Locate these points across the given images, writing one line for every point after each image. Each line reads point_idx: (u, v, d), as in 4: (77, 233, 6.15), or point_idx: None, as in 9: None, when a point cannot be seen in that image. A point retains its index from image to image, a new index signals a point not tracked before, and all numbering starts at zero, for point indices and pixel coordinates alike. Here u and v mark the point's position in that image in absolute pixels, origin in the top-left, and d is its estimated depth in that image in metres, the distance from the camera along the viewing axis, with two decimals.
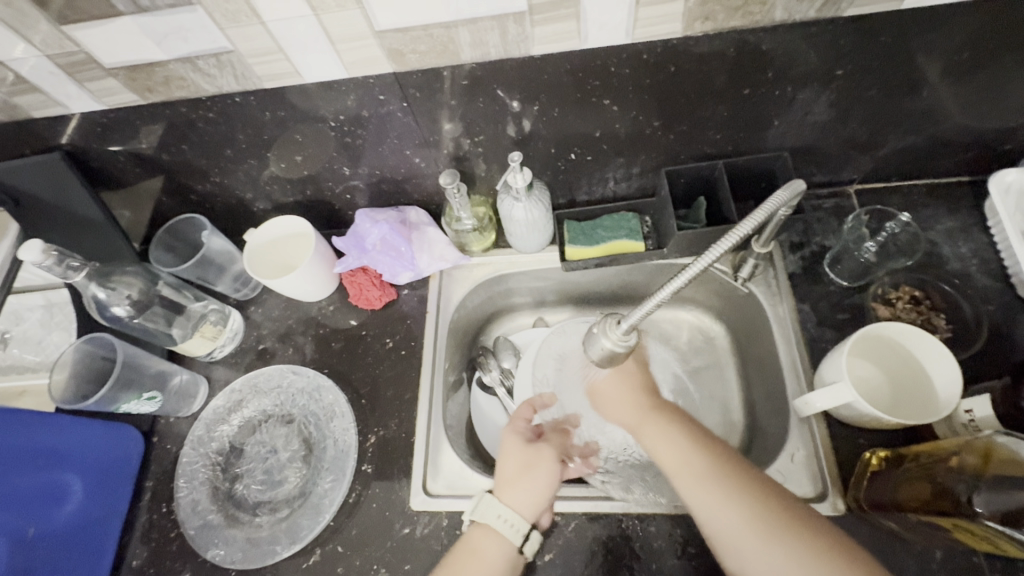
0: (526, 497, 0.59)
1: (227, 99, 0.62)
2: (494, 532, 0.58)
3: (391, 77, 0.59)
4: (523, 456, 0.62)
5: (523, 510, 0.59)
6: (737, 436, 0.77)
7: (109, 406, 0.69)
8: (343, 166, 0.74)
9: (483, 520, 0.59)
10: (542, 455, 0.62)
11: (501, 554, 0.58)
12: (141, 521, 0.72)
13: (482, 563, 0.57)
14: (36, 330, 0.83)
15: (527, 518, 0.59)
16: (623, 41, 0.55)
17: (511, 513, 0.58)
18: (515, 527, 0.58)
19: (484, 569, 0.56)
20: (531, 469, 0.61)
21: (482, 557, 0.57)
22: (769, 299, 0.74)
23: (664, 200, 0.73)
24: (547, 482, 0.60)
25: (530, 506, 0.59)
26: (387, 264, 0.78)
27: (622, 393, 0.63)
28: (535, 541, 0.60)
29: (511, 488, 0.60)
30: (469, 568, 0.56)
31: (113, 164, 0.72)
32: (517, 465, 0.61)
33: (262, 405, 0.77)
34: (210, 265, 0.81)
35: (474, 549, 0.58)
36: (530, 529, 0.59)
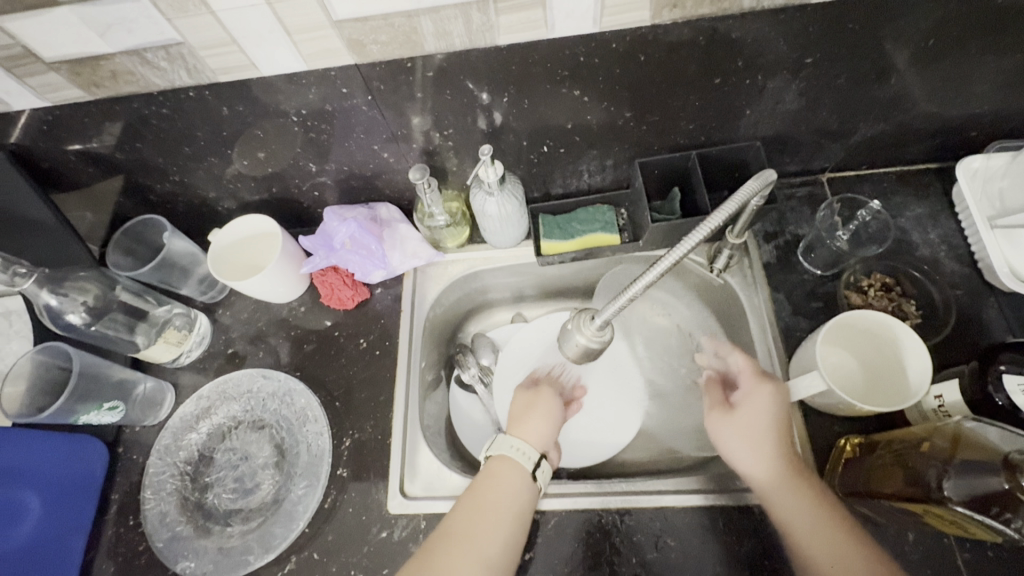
0: (533, 430, 0.65)
1: (180, 93, 0.59)
2: (509, 460, 0.61)
3: (353, 69, 0.57)
4: (523, 400, 0.69)
5: (531, 440, 0.64)
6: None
7: (67, 418, 0.66)
8: (309, 163, 0.71)
9: (500, 450, 0.62)
10: (541, 397, 0.69)
11: (520, 481, 0.60)
12: (107, 535, 0.69)
13: (502, 482, 0.60)
14: None
15: (535, 447, 0.63)
16: (591, 30, 0.54)
17: (522, 442, 0.63)
18: (526, 454, 0.62)
19: (505, 492, 0.59)
20: (534, 408, 0.68)
21: (502, 480, 0.60)
22: (744, 290, 0.74)
23: (638, 192, 0.72)
24: (550, 418, 0.67)
25: (537, 436, 0.65)
26: (357, 263, 0.76)
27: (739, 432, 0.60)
28: (548, 470, 0.63)
29: (517, 426, 0.66)
30: (489, 488, 0.59)
31: (64, 165, 0.69)
32: (520, 408, 0.68)
33: (231, 411, 0.75)
34: (173, 268, 0.78)
35: (493, 475, 0.60)
36: (541, 458, 0.63)
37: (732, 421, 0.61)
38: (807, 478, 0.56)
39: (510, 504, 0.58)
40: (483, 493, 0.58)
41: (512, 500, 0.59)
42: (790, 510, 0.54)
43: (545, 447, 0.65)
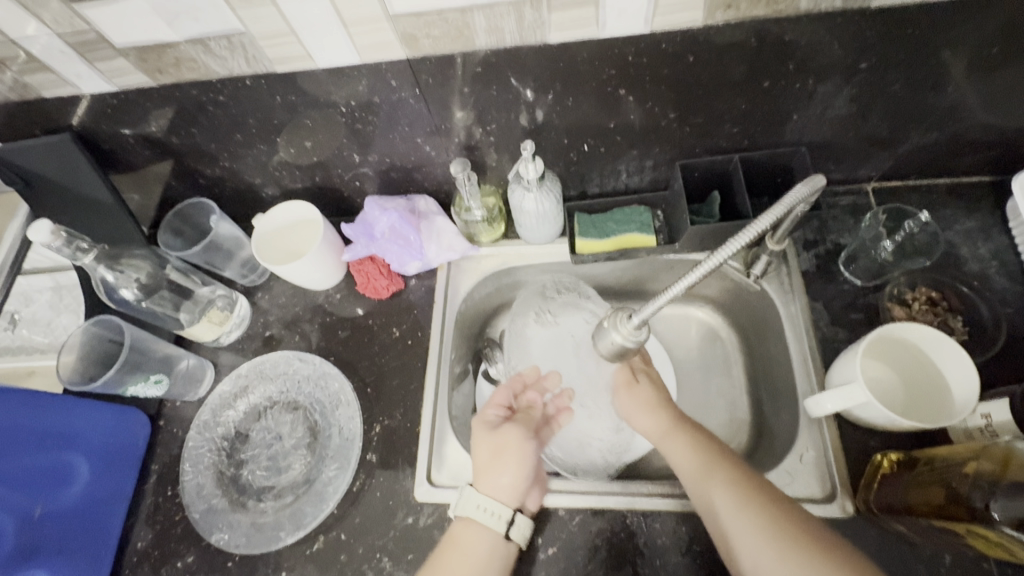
0: (502, 483, 0.60)
1: (237, 82, 0.61)
2: (476, 524, 0.58)
3: (404, 62, 0.58)
4: (484, 440, 0.63)
5: (501, 497, 0.60)
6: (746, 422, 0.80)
7: (116, 389, 0.70)
8: (353, 153, 0.73)
9: (463, 510, 0.59)
10: (507, 441, 0.62)
11: (486, 545, 0.58)
12: (146, 504, 0.72)
13: (467, 551, 0.57)
14: (44, 311, 0.83)
15: (507, 504, 0.60)
16: (641, 30, 0.54)
17: (490, 502, 0.59)
18: (498, 516, 0.59)
19: (477, 558, 0.57)
20: (502, 454, 0.62)
21: (469, 547, 0.57)
22: (781, 298, 0.73)
23: (677, 194, 0.72)
24: (518, 463, 0.61)
25: (507, 491, 0.60)
26: (395, 253, 0.78)
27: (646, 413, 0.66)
28: (522, 524, 0.60)
29: (486, 476, 0.60)
30: (452, 557, 0.57)
31: (122, 147, 0.72)
32: (485, 452, 0.62)
33: (267, 391, 0.77)
34: (218, 250, 0.81)
35: (460, 542, 0.58)
36: (513, 515, 0.60)
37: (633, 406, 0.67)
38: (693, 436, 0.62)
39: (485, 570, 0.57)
40: (446, 562, 0.57)
41: (488, 565, 0.57)
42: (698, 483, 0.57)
43: (518, 499, 0.61)
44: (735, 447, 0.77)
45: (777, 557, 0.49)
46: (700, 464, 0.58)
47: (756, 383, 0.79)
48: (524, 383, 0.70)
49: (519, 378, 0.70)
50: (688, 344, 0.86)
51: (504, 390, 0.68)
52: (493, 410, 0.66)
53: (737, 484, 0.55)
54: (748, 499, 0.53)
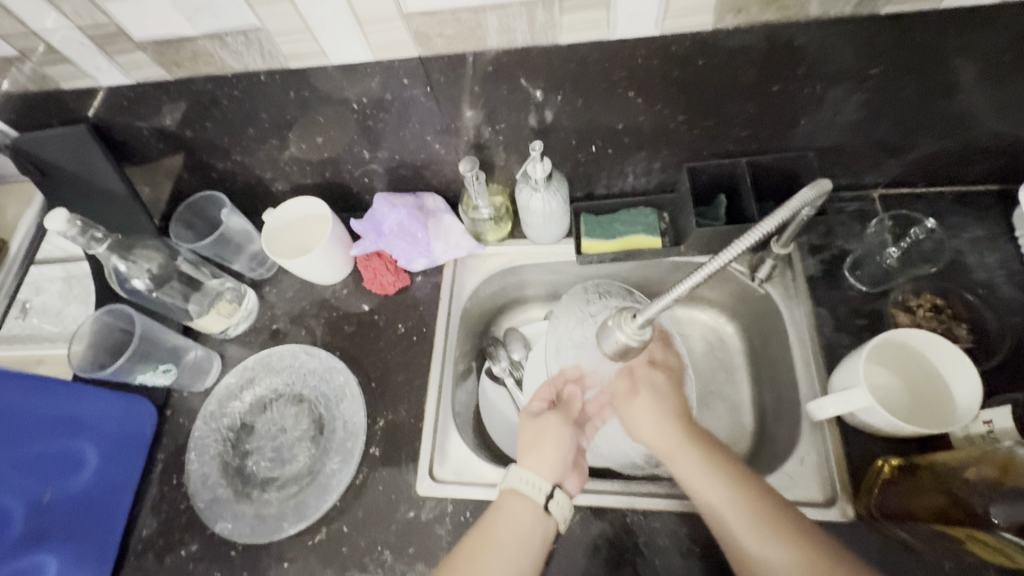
0: (544, 459, 0.60)
1: (252, 77, 0.62)
2: (520, 495, 0.59)
3: (416, 60, 0.59)
4: (529, 425, 0.64)
5: (544, 471, 0.60)
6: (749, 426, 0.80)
7: (125, 377, 0.71)
8: (363, 150, 0.74)
9: (508, 485, 0.59)
10: (548, 421, 0.63)
11: (529, 516, 0.58)
12: (151, 492, 0.73)
13: (512, 522, 0.57)
14: (55, 301, 0.85)
15: (549, 478, 0.60)
16: (652, 32, 0.54)
17: (531, 476, 0.59)
18: (538, 487, 0.59)
19: (518, 532, 0.57)
20: (544, 433, 0.62)
21: (515, 519, 0.58)
22: (786, 302, 0.73)
23: (683, 196, 0.72)
24: (559, 442, 0.62)
25: (550, 466, 0.60)
26: (403, 250, 0.79)
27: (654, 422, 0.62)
28: (565, 498, 0.59)
29: (528, 452, 0.61)
30: (495, 526, 0.58)
31: (137, 139, 0.73)
32: (529, 431, 0.63)
33: (273, 383, 0.78)
34: (228, 243, 0.82)
35: (506, 511, 0.58)
36: (554, 489, 0.59)
37: (634, 417, 0.63)
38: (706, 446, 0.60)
39: (524, 543, 0.56)
40: (489, 526, 0.58)
41: (527, 538, 0.57)
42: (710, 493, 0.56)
43: (560, 477, 0.61)
44: (737, 450, 0.77)
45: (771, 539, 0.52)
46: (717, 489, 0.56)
47: (759, 387, 0.80)
48: (566, 377, 0.68)
49: (562, 373, 0.68)
50: (692, 347, 0.86)
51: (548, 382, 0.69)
52: (536, 402, 0.67)
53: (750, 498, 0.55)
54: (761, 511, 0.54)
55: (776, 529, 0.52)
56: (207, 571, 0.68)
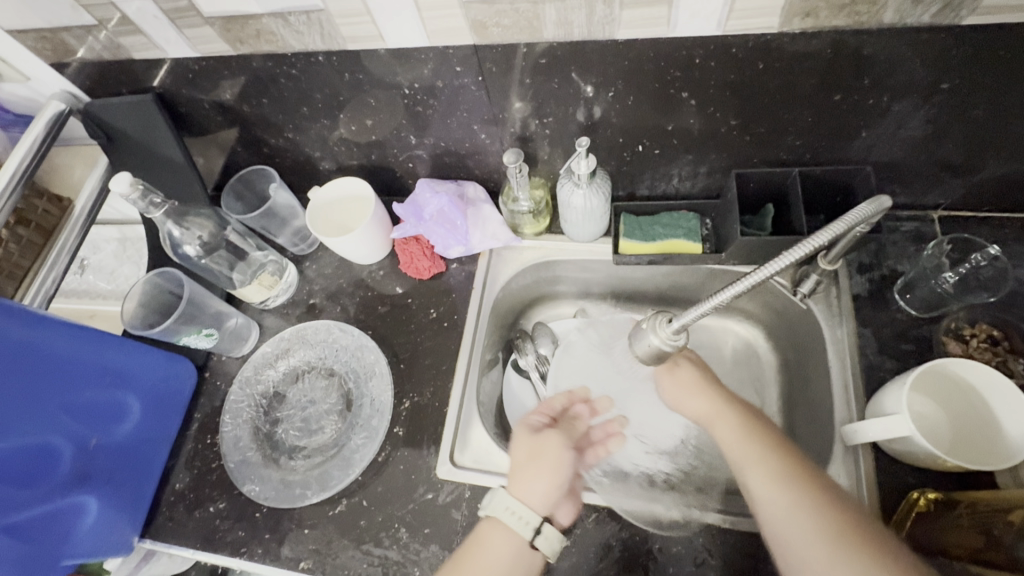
0: (537, 489, 0.58)
1: (310, 57, 0.64)
2: (504, 527, 0.56)
3: (470, 49, 0.59)
4: (524, 442, 0.62)
5: (535, 501, 0.58)
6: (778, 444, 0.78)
7: (171, 337, 0.74)
8: (410, 135, 0.75)
9: (490, 513, 0.57)
10: (546, 443, 0.62)
11: (510, 548, 0.55)
12: (187, 448, 0.76)
13: (490, 557, 0.55)
14: (110, 262, 0.94)
15: (540, 511, 0.57)
16: (712, 32, 0.53)
17: (519, 505, 0.56)
18: (526, 521, 0.56)
19: (497, 563, 0.54)
20: (539, 457, 0.60)
21: (492, 554, 0.55)
22: (827, 320, 0.71)
23: (729, 203, 0.70)
24: (557, 467, 0.60)
25: (544, 495, 0.58)
26: (441, 236, 0.79)
27: (697, 396, 0.64)
28: (552, 535, 0.57)
29: (519, 477, 0.59)
30: (471, 561, 0.55)
31: (198, 111, 0.76)
32: (525, 454, 0.61)
33: (307, 355, 0.81)
34: (274, 217, 0.85)
35: (485, 545, 0.56)
36: (543, 523, 0.57)
37: (681, 394, 0.65)
38: (758, 426, 0.58)
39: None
40: (465, 561, 0.55)
41: (504, 573, 0.54)
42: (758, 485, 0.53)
43: (550, 509, 0.59)
44: None
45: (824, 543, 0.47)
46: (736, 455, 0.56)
47: (791, 405, 0.78)
48: (572, 397, 0.72)
49: (569, 393, 0.72)
50: (722, 357, 0.86)
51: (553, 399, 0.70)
52: (536, 416, 0.67)
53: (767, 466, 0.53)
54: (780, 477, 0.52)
55: (813, 500, 0.49)
56: (232, 529, 0.71)
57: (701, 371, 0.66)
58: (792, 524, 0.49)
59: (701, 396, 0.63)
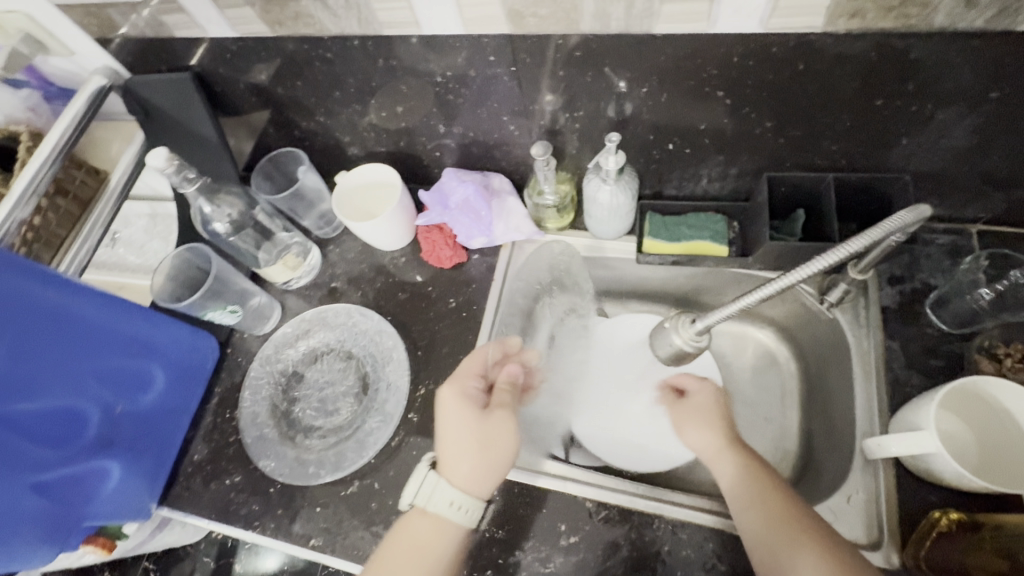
0: (478, 477, 0.58)
1: (347, 41, 0.64)
2: (442, 519, 0.57)
3: (506, 38, 0.59)
4: (456, 419, 0.61)
5: (476, 492, 0.58)
6: (795, 453, 0.76)
7: (197, 312, 0.75)
8: (439, 124, 0.75)
9: (421, 505, 0.57)
10: (493, 429, 0.60)
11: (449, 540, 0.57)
12: (207, 421, 0.78)
13: (429, 555, 0.55)
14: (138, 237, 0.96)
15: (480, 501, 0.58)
16: (754, 30, 0.52)
17: (463, 499, 0.57)
18: (468, 514, 0.57)
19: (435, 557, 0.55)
20: (483, 441, 0.59)
21: (430, 550, 0.55)
22: (854, 330, 0.69)
23: (759, 206, 0.69)
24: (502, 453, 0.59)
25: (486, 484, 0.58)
26: (465, 226, 0.80)
27: (700, 426, 0.65)
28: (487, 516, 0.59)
29: (457, 464, 0.58)
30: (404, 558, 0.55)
31: (233, 91, 0.78)
32: (467, 438, 0.59)
33: (327, 337, 0.82)
34: (301, 200, 0.86)
35: (418, 539, 0.56)
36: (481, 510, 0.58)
37: (685, 421, 0.66)
38: (754, 464, 0.59)
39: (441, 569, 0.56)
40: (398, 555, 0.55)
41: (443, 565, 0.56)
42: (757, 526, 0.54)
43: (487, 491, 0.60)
44: None
45: None
46: (740, 495, 0.57)
47: (810, 414, 0.77)
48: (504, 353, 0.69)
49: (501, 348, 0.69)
50: (741, 361, 0.85)
51: (482, 357, 0.66)
52: (473, 384, 0.63)
53: (769, 511, 0.54)
54: (777, 512, 0.54)
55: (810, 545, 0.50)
56: (246, 502, 0.72)
57: (716, 400, 0.67)
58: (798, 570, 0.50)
59: (708, 428, 0.64)
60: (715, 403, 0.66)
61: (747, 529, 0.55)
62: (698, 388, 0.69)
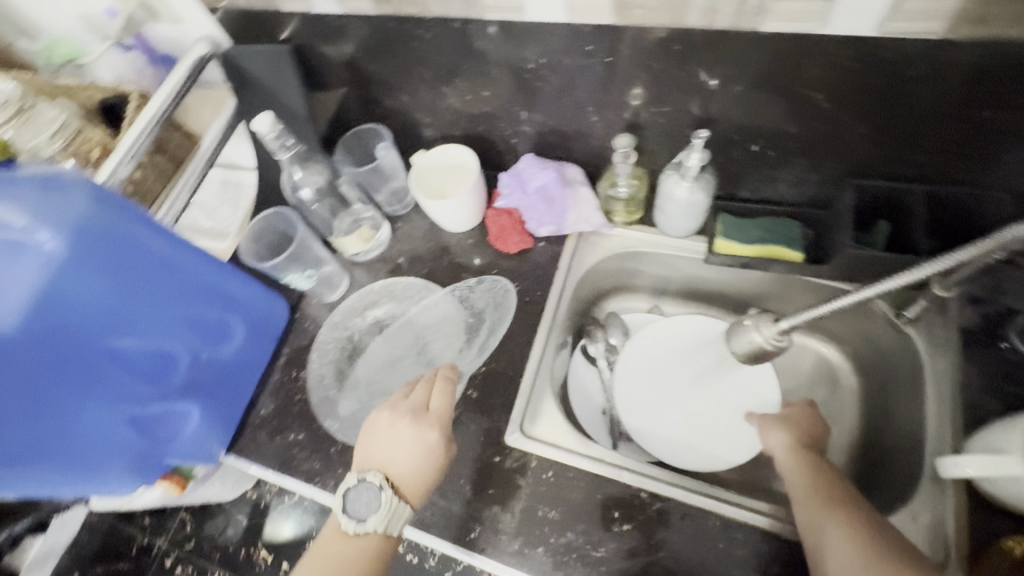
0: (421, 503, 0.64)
1: (448, 23, 0.67)
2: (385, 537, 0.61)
3: (608, 28, 0.60)
4: (430, 456, 0.64)
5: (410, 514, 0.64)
6: (851, 470, 0.75)
7: (279, 272, 0.82)
8: (521, 110, 0.77)
9: (392, 532, 0.61)
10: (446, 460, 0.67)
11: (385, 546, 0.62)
12: (274, 379, 0.81)
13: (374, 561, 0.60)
14: (211, 201, 1.01)
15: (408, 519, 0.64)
16: (867, 33, 0.52)
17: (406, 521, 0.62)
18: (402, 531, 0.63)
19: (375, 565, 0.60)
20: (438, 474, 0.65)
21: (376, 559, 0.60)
22: (930, 349, 0.68)
23: (844, 214, 0.68)
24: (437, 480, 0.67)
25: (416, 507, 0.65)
26: (537, 212, 0.83)
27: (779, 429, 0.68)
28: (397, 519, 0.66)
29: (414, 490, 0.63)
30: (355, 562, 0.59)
31: (326, 67, 0.81)
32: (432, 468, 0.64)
33: (392, 309, 0.86)
34: (377, 175, 0.89)
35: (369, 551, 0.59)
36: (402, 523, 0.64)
37: (767, 423, 0.70)
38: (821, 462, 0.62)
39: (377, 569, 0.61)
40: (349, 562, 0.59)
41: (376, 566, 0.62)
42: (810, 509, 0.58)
43: None
44: None
45: (861, 561, 0.51)
46: (803, 488, 0.60)
47: (871, 430, 0.76)
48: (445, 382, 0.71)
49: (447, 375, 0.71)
50: (800, 370, 0.85)
51: (450, 397, 0.68)
52: (441, 420, 0.66)
53: (830, 506, 0.57)
54: (826, 497, 0.58)
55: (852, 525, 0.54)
56: (308, 458, 0.75)
57: (803, 417, 0.69)
58: (836, 545, 0.53)
59: (786, 431, 0.67)
60: (802, 416, 0.69)
61: (807, 522, 0.58)
62: (790, 406, 0.72)
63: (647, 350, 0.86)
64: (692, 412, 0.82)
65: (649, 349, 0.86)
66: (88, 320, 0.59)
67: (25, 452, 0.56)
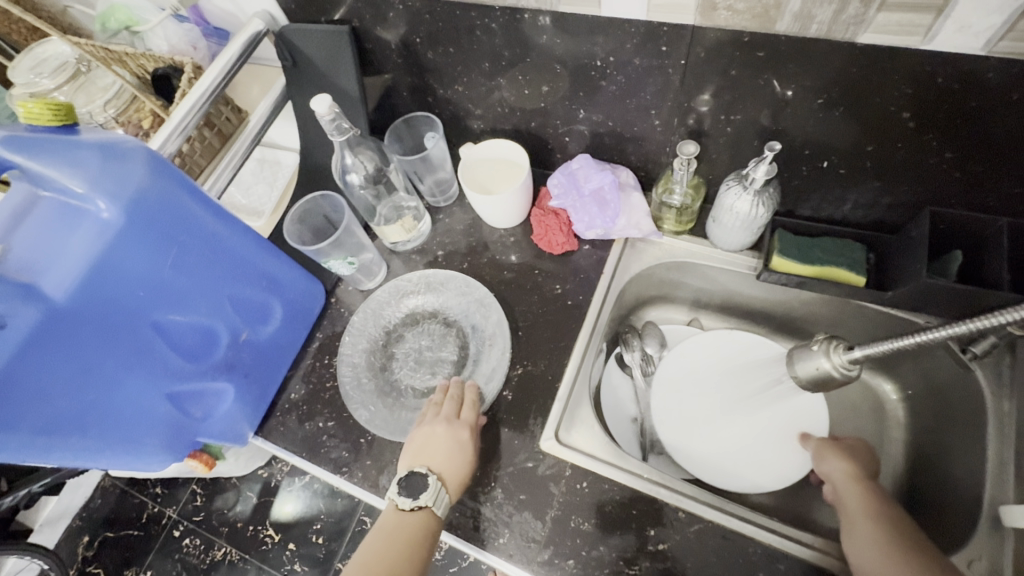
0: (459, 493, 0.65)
1: (517, 14, 0.64)
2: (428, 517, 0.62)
3: (688, 29, 0.57)
4: (467, 453, 0.66)
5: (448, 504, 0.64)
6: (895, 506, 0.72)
7: (321, 258, 0.78)
8: (580, 109, 0.74)
9: (437, 512, 0.62)
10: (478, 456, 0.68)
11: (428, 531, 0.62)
12: (306, 363, 0.81)
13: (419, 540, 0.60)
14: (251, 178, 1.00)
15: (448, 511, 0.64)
16: (974, 52, 0.49)
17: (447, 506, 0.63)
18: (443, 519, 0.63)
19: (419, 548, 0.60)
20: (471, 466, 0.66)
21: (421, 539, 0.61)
22: (994, 388, 0.65)
23: (916, 240, 0.65)
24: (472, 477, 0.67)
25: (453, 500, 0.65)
26: (589, 214, 0.79)
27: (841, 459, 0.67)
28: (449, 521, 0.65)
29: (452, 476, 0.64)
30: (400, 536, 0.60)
31: (381, 51, 0.79)
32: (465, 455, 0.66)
33: (427, 301, 0.83)
34: (424, 165, 0.87)
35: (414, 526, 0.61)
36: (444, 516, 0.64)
37: (826, 451, 0.69)
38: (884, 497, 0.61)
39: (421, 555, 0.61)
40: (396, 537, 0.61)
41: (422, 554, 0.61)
42: (867, 538, 0.57)
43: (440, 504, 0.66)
44: None
45: None
46: (863, 516, 0.59)
47: (920, 466, 0.73)
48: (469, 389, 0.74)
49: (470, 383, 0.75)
50: (845, 397, 0.82)
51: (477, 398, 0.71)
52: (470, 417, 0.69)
53: (892, 542, 0.56)
54: (887, 532, 0.57)
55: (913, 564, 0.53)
56: (337, 447, 0.74)
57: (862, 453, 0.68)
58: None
59: (849, 463, 0.66)
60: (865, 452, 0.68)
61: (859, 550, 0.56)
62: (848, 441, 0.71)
63: (695, 361, 0.84)
64: (740, 432, 0.78)
65: (690, 364, 0.84)
66: (135, 293, 0.58)
67: (83, 420, 0.56)
